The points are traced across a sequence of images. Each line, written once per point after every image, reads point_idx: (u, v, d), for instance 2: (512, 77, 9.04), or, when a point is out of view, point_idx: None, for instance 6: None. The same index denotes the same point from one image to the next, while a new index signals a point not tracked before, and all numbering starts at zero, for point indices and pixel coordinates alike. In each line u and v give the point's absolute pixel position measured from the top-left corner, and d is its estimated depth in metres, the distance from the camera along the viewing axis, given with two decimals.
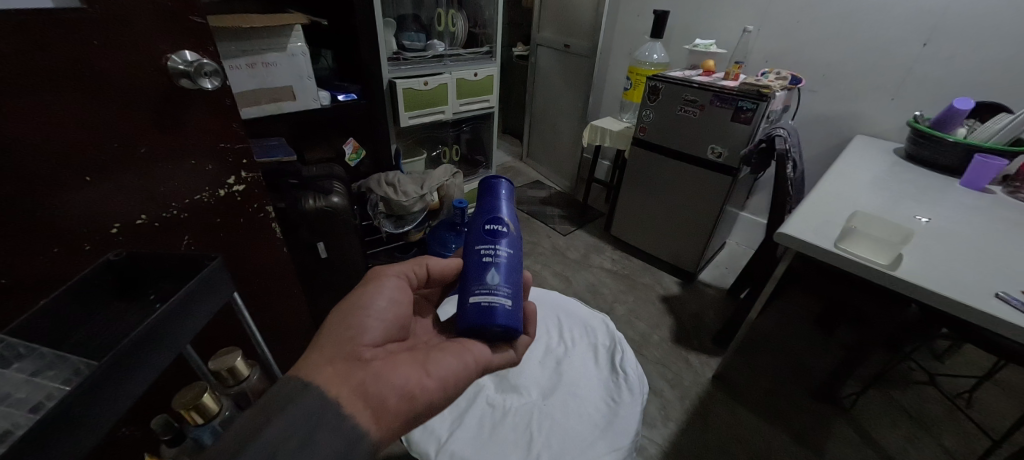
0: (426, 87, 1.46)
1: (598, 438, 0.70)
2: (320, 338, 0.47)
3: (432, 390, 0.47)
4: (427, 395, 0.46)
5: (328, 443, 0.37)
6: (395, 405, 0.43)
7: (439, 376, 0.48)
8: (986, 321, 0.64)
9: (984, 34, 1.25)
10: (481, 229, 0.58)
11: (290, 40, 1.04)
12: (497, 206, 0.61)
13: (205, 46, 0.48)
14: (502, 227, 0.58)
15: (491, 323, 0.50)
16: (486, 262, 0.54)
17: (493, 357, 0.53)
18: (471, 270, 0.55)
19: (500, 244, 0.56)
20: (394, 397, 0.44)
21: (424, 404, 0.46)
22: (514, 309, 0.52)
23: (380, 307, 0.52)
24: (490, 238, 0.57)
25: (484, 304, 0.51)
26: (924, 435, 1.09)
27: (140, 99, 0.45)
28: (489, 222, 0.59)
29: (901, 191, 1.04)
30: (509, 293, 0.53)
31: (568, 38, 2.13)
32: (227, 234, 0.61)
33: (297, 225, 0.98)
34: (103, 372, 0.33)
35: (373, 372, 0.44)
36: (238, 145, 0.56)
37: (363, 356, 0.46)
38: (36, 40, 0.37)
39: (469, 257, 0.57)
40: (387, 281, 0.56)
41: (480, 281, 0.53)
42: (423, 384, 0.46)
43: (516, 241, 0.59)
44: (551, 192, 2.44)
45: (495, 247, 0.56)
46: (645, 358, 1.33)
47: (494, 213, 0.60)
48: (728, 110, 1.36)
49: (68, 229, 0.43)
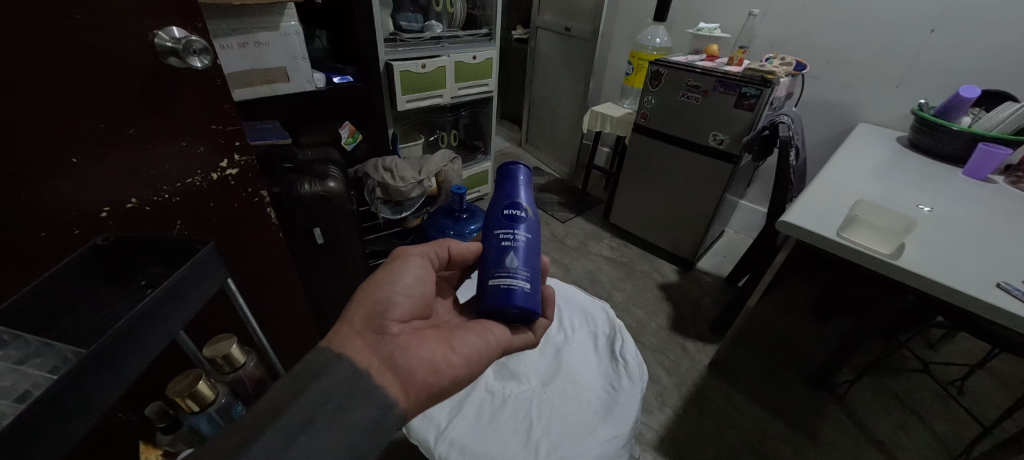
0: (424, 70, 1.43)
1: (598, 425, 0.70)
2: (350, 311, 0.47)
3: (456, 366, 0.48)
4: (451, 370, 0.48)
5: (362, 411, 0.37)
6: (424, 376, 0.45)
7: (463, 353, 0.49)
8: (987, 311, 0.64)
9: (994, 19, 1.22)
10: (500, 213, 0.57)
11: (283, 18, 1.00)
12: (516, 191, 0.60)
13: (193, 23, 0.46)
14: (520, 212, 0.57)
15: (513, 305, 0.50)
16: (505, 246, 0.53)
17: (512, 339, 0.55)
18: (490, 254, 0.54)
19: (519, 228, 0.55)
20: (421, 369, 0.45)
21: (446, 375, 0.47)
22: (533, 292, 0.52)
23: (406, 284, 0.52)
24: (509, 222, 0.56)
25: (503, 286, 0.51)
26: (914, 421, 1.12)
27: (125, 77, 0.43)
28: (508, 207, 0.58)
29: (903, 180, 1.03)
30: (528, 277, 0.52)
31: (569, 21, 2.08)
32: (220, 220, 0.59)
33: (292, 209, 0.96)
34: (88, 363, 0.32)
35: (401, 345, 0.45)
36: (229, 127, 0.54)
37: (391, 331, 0.46)
38: (15, 15, 0.35)
39: (488, 241, 0.55)
40: (411, 260, 0.55)
41: (500, 265, 0.52)
42: (447, 359, 0.48)
43: (534, 226, 0.58)
44: (550, 179, 2.43)
45: (514, 231, 0.55)
46: (642, 345, 1.34)
47: (513, 198, 0.59)
48: (731, 96, 1.33)
49: (54, 214, 0.42)
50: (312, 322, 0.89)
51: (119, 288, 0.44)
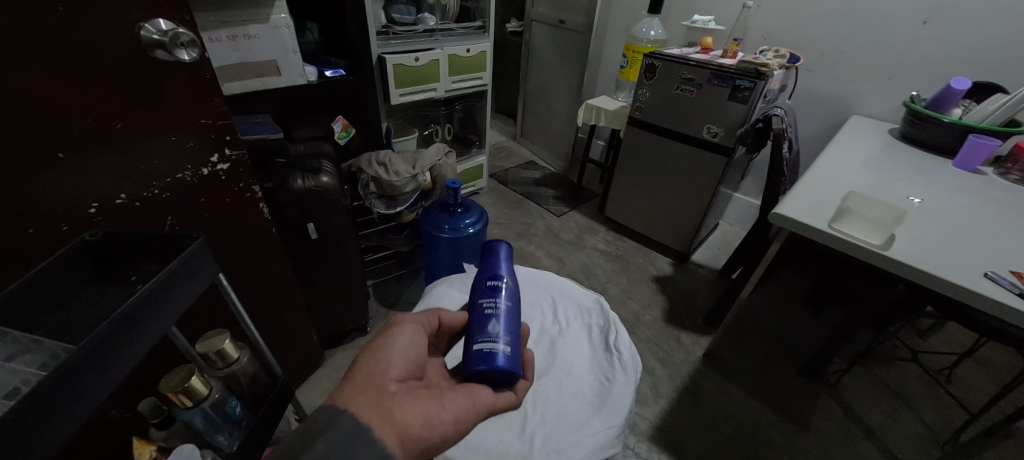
0: (417, 63, 1.42)
1: (593, 416, 0.71)
2: (350, 372, 0.46)
3: (448, 423, 0.46)
4: (445, 428, 0.46)
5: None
6: (416, 431, 0.43)
7: (454, 411, 0.47)
8: (973, 301, 0.66)
9: (986, 10, 1.23)
10: (483, 284, 0.62)
11: (272, 10, 0.98)
12: (498, 265, 0.65)
13: (180, 15, 0.46)
14: (502, 282, 0.61)
15: (496, 369, 0.52)
16: (488, 313, 0.57)
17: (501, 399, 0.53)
18: (474, 322, 0.57)
19: (501, 296, 0.59)
20: (415, 425, 0.43)
21: (440, 428, 0.45)
22: (514, 356, 0.54)
23: (405, 345, 0.51)
24: (491, 292, 0.60)
25: (486, 350, 0.53)
26: (905, 408, 1.12)
27: (112, 71, 0.43)
28: (491, 278, 0.62)
29: (893, 172, 1.04)
30: (510, 342, 0.55)
31: (564, 12, 2.06)
32: (210, 215, 0.59)
33: (285, 204, 0.94)
34: (77, 361, 0.31)
35: (398, 402, 0.44)
36: (219, 122, 0.55)
37: (389, 388, 0.45)
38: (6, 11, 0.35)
39: (472, 310, 0.59)
40: (410, 321, 0.55)
41: (483, 331, 0.55)
42: (442, 417, 0.46)
43: (516, 295, 0.62)
44: (545, 173, 2.42)
45: (496, 299, 0.59)
46: (637, 337, 1.35)
47: (495, 271, 0.64)
48: (724, 88, 1.34)
49: (53, 210, 0.42)
50: (307, 318, 0.89)
51: (109, 282, 0.43)
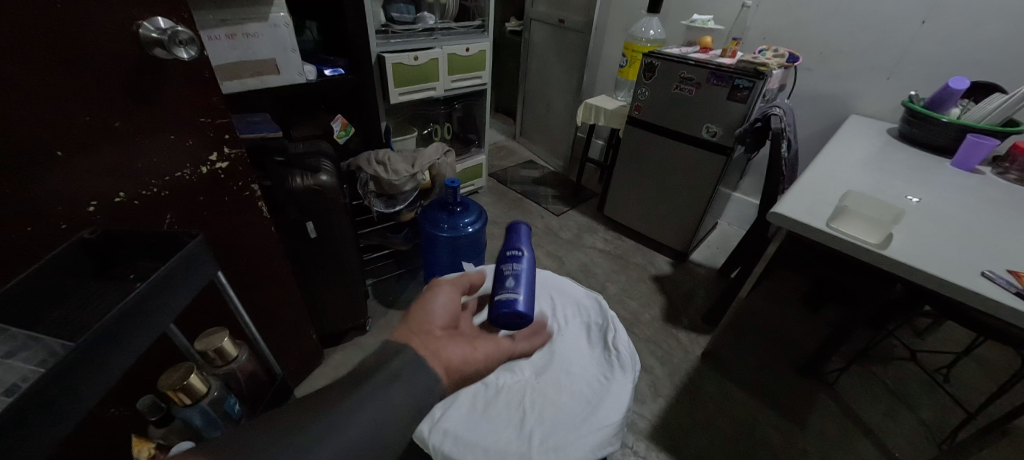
0: (417, 62, 1.42)
1: (591, 413, 0.71)
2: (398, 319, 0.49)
3: (481, 361, 0.49)
4: (477, 365, 0.49)
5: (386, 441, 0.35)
6: (456, 366, 0.45)
7: (484, 353, 0.51)
8: (970, 299, 0.66)
9: (984, 10, 1.23)
10: (504, 253, 0.68)
11: (271, 9, 0.98)
12: (517, 239, 0.71)
13: (178, 14, 0.46)
14: (520, 252, 0.68)
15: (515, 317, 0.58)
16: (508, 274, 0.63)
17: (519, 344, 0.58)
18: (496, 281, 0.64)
19: (520, 262, 0.66)
20: (455, 360, 0.46)
21: (475, 366, 0.48)
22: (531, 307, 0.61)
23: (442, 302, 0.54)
24: (512, 259, 0.66)
25: (507, 303, 0.59)
26: (902, 407, 1.13)
27: (111, 69, 0.43)
28: (511, 249, 0.68)
29: (891, 171, 1.05)
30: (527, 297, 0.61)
31: (563, 12, 2.06)
32: (208, 213, 0.60)
33: (284, 203, 0.94)
34: (76, 357, 0.32)
35: (439, 342, 0.47)
36: (218, 120, 0.55)
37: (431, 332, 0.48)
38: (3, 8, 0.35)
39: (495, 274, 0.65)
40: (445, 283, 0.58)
41: (503, 286, 0.61)
42: (474, 358, 0.49)
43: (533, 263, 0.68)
44: (544, 172, 2.42)
45: (516, 264, 0.65)
46: (635, 336, 1.36)
47: (515, 243, 0.70)
48: (723, 88, 1.34)
49: (48, 208, 0.42)
50: (306, 317, 0.89)
51: (108, 281, 0.42)
